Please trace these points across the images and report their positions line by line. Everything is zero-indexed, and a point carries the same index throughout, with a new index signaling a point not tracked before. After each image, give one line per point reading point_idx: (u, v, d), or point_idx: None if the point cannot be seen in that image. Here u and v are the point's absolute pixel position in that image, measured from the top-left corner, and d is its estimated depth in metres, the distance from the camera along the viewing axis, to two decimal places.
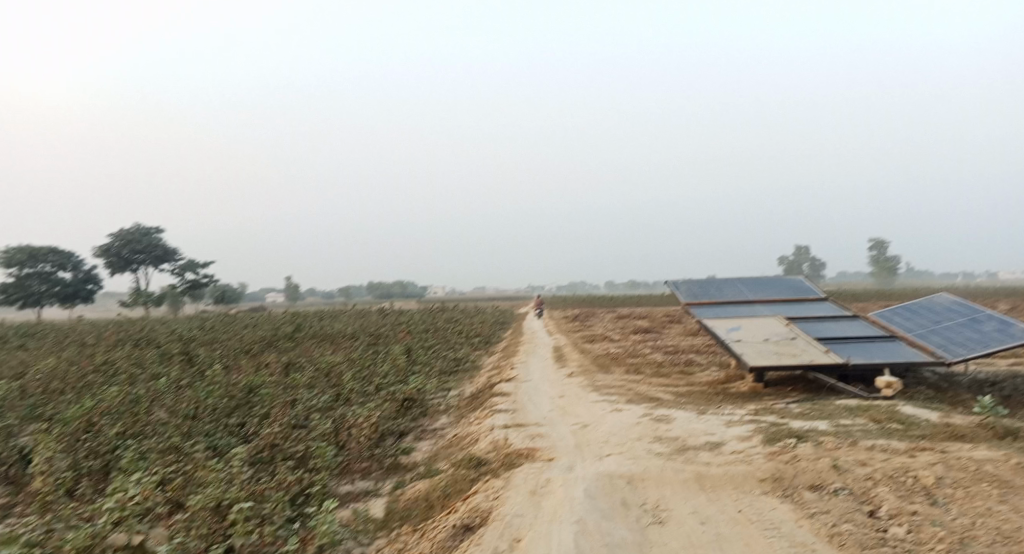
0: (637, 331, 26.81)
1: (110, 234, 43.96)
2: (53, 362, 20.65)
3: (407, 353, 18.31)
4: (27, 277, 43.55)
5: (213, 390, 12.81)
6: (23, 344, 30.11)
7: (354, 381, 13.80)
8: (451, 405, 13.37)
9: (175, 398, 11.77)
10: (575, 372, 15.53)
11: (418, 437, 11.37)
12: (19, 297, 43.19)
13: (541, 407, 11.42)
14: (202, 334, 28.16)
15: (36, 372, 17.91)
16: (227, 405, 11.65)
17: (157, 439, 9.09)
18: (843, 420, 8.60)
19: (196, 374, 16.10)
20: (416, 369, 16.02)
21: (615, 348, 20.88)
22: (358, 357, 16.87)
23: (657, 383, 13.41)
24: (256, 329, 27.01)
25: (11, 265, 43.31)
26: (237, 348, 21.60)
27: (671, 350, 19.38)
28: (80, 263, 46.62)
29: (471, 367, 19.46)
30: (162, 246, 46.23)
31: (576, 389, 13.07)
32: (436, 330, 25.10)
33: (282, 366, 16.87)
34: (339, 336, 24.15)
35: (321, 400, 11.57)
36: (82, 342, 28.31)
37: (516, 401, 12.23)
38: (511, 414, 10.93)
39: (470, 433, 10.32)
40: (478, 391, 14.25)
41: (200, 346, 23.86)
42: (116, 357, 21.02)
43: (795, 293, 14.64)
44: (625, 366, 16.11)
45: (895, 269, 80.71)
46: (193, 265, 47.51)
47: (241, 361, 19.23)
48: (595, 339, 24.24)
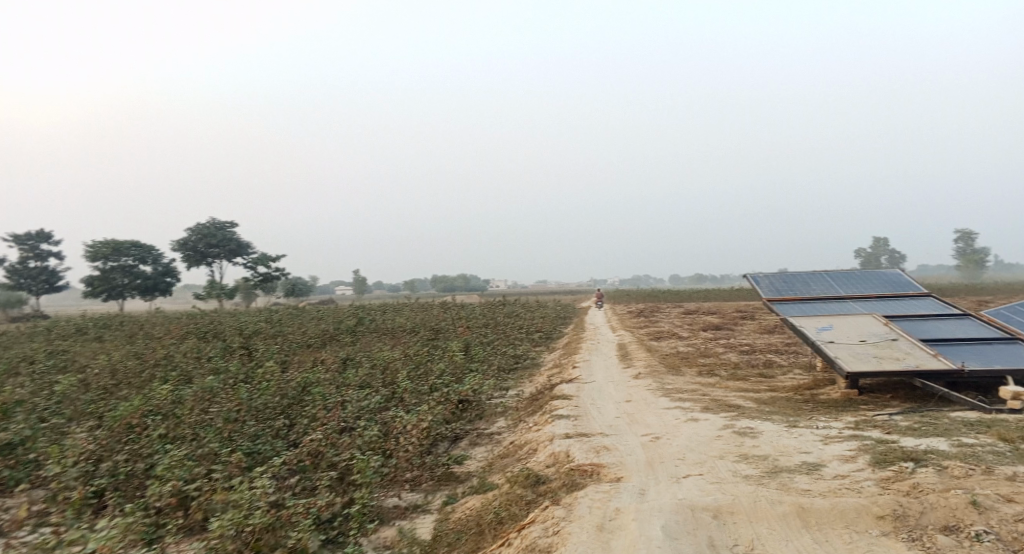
0: (708, 328, 25.39)
1: (186, 229, 45.03)
2: (121, 355, 20.78)
3: (466, 350, 17.57)
4: (111, 269, 45.02)
5: (265, 387, 12.33)
6: (100, 335, 30.80)
7: (410, 380, 13.11)
8: (509, 407, 12.49)
9: (224, 395, 11.32)
10: (643, 373, 14.46)
11: (474, 442, 10.56)
12: (103, 290, 44.72)
13: (606, 413, 10.45)
14: (267, 328, 28.15)
15: (100, 366, 17.91)
16: (276, 405, 11.10)
17: (196, 445, 8.62)
18: (965, 438, 7.35)
19: (253, 369, 15.75)
20: (474, 367, 15.22)
21: (684, 346, 19.64)
22: (414, 353, 16.21)
23: (735, 387, 12.25)
24: (319, 323, 26.81)
25: (96, 259, 44.83)
26: (298, 343, 21.30)
27: (747, 350, 18.04)
28: (159, 258, 47.91)
29: (532, 364, 18.54)
30: (236, 240, 47.02)
31: (644, 393, 12.02)
32: (497, 325, 24.31)
33: (338, 362, 16.36)
34: (400, 330, 23.64)
35: (371, 402, 10.92)
36: (154, 334, 28.72)
37: (579, 405, 11.28)
38: (574, 420, 10.01)
39: (529, 441, 9.41)
40: (538, 392, 13.33)
41: (262, 340, 23.73)
42: (180, 351, 20.99)
43: (892, 288, 13.17)
44: (697, 367, 14.96)
45: (984, 263, 75.99)
46: (264, 259, 48.20)
47: (299, 357, 18.87)
48: (663, 336, 23.03)
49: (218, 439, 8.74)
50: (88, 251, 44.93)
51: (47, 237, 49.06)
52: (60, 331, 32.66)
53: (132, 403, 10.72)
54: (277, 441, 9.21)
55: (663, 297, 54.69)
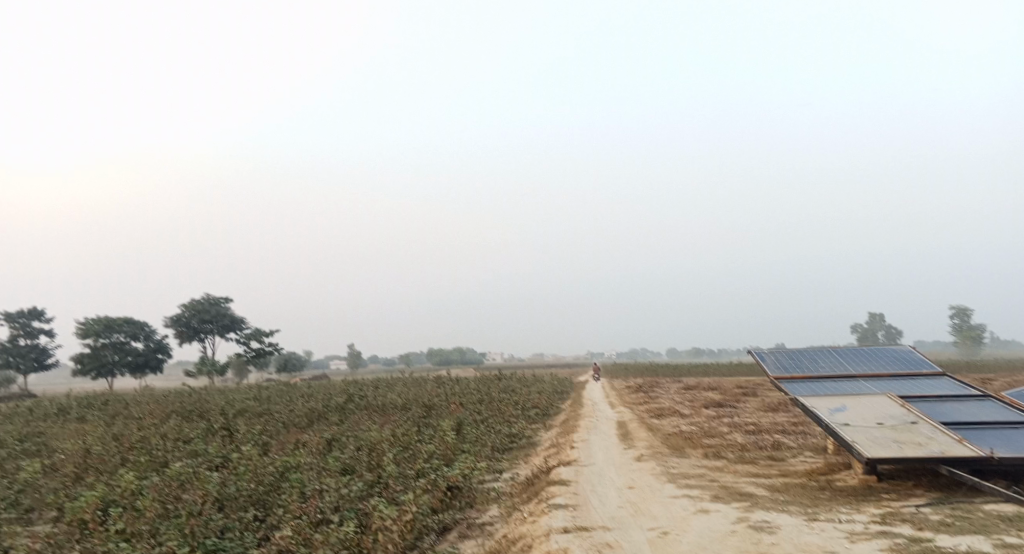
0: (710, 404, 24.54)
1: (180, 304, 44.41)
2: (98, 437, 19.83)
3: (459, 430, 16.72)
4: (101, 346, 44.11)
5: (241, 473, 11.50)
6: (83, 415, 29.75)
7: (397, 463, 12.29)
8: (503, 492, 11.65)
9: (195, 483, 10.49)
10: (645, 455, 13.66)
11: (463, 533, 9.69)
12: (93, 367, 43.69)
13: (608, 502, 9.65)
14: (255, 406, 27.18)
15: (72, 450, 16.97)
16: (250, 493, 10.27)
17: (154, 543, 7.80)
18: (1006, 536, 6.63)
19: (233, 452, 14.88)
20: (466, 448, 14.38)
21: (686, 424, 18.80)
22: (403, 433, 15.37)
23: (744, 472, 11.46)
24: (310, 400, 25.91)
25: (86, 336, 43.98)
26: (285, 422, 20.39)
27: (753, 429, 17.21)
28: (151, 334, 47.01)
29: (528, 444, 17.65)
30: (230, 315, 46.31)
31: (648, 478, 11.22)
32: (492, 402, 23.44)
33: (324, 443, 15.50)
34: (392, 408, 22.78)
35: (352, 490, 10.09)
36: (139, 413, 27.72)
37: (579, 492, 10.47)
38: (573, 511, 9.22)
39: (523, 535, 8.58)
40: (535, 475, 12.50)
41: (247, 419, 22.78)
42: (161, 431, 20.05)
43: (904, 365, 12.56)
44: (702, 448, 14.17)
45: (981, 337, 75.59)
46: (258, 334, 47.40)
47: (285, 437, 17.98)
48: (664, 413, 22.21)
49: (178, 535, 7.91)
50: (80, 327, 44.14)
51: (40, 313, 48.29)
52: (42, 410, 31.58)
53: (93, 494, 9.88)
54: (246, 536, 8.37)
55: (661, 371, 53.75)
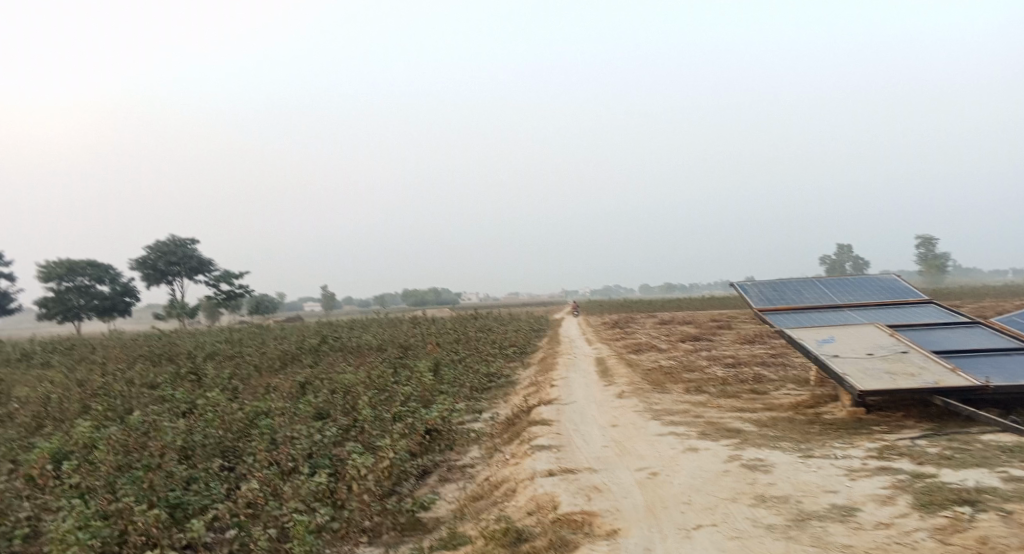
0: (687, 339, 24.38)
1: (146, 247, 43.10)
2: (61, 383, 19.15)
3: (434, 370, 16.29)
4: (66, 291, 42.90)
5: (209, 420, 10.93)
6: (48, 361, 28.93)
7: (374, 406, 11.82)
8: (483, 433, 11.27)
9: (159, 432, 9.92)
10: (627, 391, 13.37)
11: (444, 477, 9.28)
12: (59, 311, 42.59)
13: (592, 442, 9.30)
14: (226, 348, 26.54)
15: (32, 398, 16.28)
16: (217, 443, 9.75)
17: (109, 499, 7.21)
18: (1011, 468, 6.37)
19: (201, 397, 14.31)
20: (443, 388, 13.97)
21: (665, 359, 18.55)
22: (376, 374, 14.87)
23: (729, 407, 11.18)
24: (282, 342, 25.36)
25: (49, 281, 42.67)
26: (257, 364, 19.85)
27: (733, 362, 16.99)
28: (118, 277, 45.67)
29: (506, 382, 17.34)
30: (198, 257, 45.09)
31: (631, 416, 10.90)
32: (467, 340, 23.04)
33: (296, 387, 14.99)
34: (366, 348, 22.30)
35: (326, 436, 9.60)
36: (107, 358, 26.96)
37: (561, 432, 10.10)
38: (556, 452, 8.84)
39: (506, 479, 8.20)
40: (514, 415, 12.13)
41: (216, 363, 22.15)
42: (127, 377, 19.39)
43: (891, 294, 12.26)
44: (683, 383, 13.91)
45: (947, 267, 76.99)
46: (228, 276, 46.43)
47: (256, 380, 17.43)
48: (642, 348, 22.03)
49: (137, 491, 7.34)
50: (42, 271, 42.72)
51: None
52: (7, 355, 30.70)
53: (47, 447, 9.26)
54: (212, 489, 7.85)
55: (635, 307, 53.82)
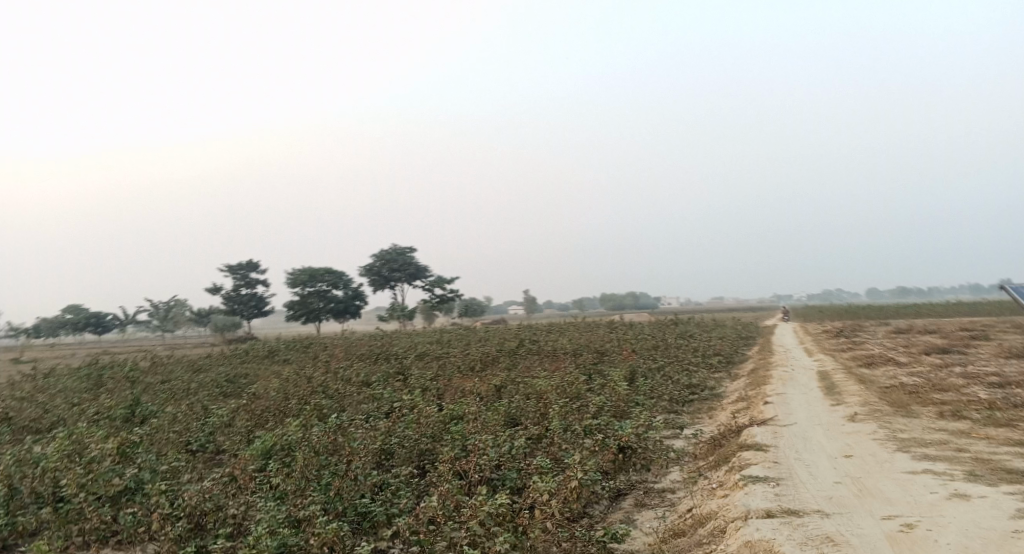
0: (932, 351, 20.96)
1: (371, 255, 46.41)
2: (291, 379, 20.67)
3: (633, 379, 15.26)
4: (308, 294, 47.48)
5: (406, 423, 10.79)
6: (286, 358, 31.94)
7: (566, 415, 11.07)
8: (685, 454, 10.07)
9: (355, 434, 9.83)
10: (860, 413, 11.43)
11: (640, 502, 8.29)
12: (302, 313, 47.31)
13: (819, 477, 7.80)
14: (434, 349, 27.44)
15: (262, 392, 17.64)
16: (410, 448, 9.43)
17: (296, 500, 6.95)
18: None
19: (401, 397, 14.50)
20: (641, 400, 12.91)
21: (906, 375, 15.94)
22: (573, 381, 14.14)
23: (1002, 439, 8.98)
24: (486, 344, 25.68)
25: (294, 285, 47.48)
26: (459, 366, 20.08)
27: (998, 381, 14.07)
28: (348, 282, 49.71)
29: (712, 396, 15.84)
30: (417, 264, 47.67)
31: (869, 444, 9.15)
32: (669, 348, 21.66)
33: (492, 391, 14.71)
34: (565, 353, 21.76)
35: (514, 447, 9.01)
36: (332, 356, 29.08)
37: (780, 461, 8.67)
38: (775, 487, 7.48)
39: (713, 515, 7.00)
40: (721, 435, 10.78)
41: (422, 363, 22.83)
42: (342, 375, 20.50)
43: None
44: (934, 406, 11.65)
45: None
46: (443, 280, 48.66)
47: (455, 383, 17.51)
48: (874, 361, 19.26)
49: (324, 498, 6.99)
50: (288, 277, 47.66)
51: (255, 266, 52.88)
52: (254, 352, 34.37)
53: (260, 443, 9.45)
54: (399, 497, 7.42)
55: (863, 314, 48.31)
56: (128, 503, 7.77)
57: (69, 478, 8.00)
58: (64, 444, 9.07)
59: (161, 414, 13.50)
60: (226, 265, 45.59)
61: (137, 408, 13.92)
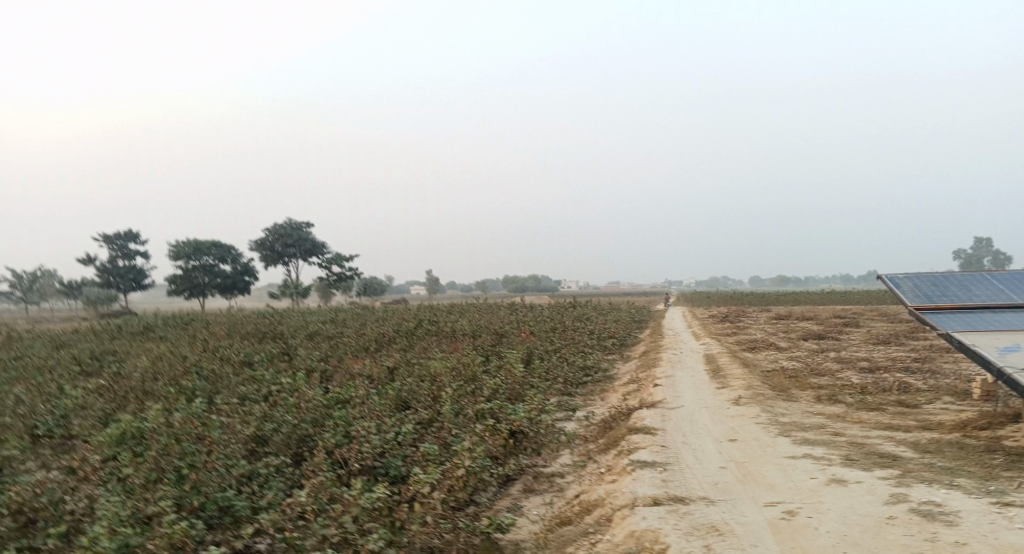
0: (809, 337, 21.96)
1: (263, 229, 44.27)
2: (165, 358, 19.26)
3: (528, 361, 15.07)
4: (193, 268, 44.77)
5: (286, 407, 10.08)
6: (164, 334, 29.97)
7: (458, 398, 10.68)
8: (575, 437, 9.91)
9: (226, 419, 9.06)
10: (744, 397, 11.67)
11: (529, 488, 8.03)
12: (186, 287, 44.65)
13: (706, 461, 7.78)
14: (326, 328, 26.41)
15: (130, 371, 16.29)
16: (287, 434, 8.77)
17: (145, 495, 6.23)
18: None
19: (284, 378, 13.70)
20: (534, 383, 12.70)
21: (787, 359, 16.55)
22: (466, 362, 13.77)
23: (874, 423, 9.33)
24: (381, 323, 24.92)
25: (178, 258, 44.65)
26: (350, 347, 19.31)
27: (869, 366, 14.80)
28: (238, 256, 47.29)
29: (604, 378, 15.90)
30: (312, 240, 45.89)
31: (753, 428, 9.28)
32: (565, 330, 21.68)
33: (382, 372, 14.13)
34: (461, 334, 21.37)
35: (400, 433, 8.55)
36: (216, 333, 27.48)
37: (668, 445, 8.62)
38: (663, 472, 7.38)
39: (600, 503, 6.81)
40: (612, 418, 10.69)
41: (312, 343, 21.86)
42: (224, 354, 19.30)
43: None
44: (812, 390, 12.06)
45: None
46: (339, 258, 47.12)
47: (345, 363, 16.78)
48: (758, 345, 19.97)
49: (179, 492, 6.31)
50: (171, 249, 44.76)
51: (134, 235, 49.42)
52: (129, 327, 32.06)
53: (116, 427, 8.55)
54: (267, 490, 6.82)
55: (748, 301, 50.42)
56: None
57: None
58: None
59: (6, 396, 12.13)
60: (101, 234, 42.30)
61: None
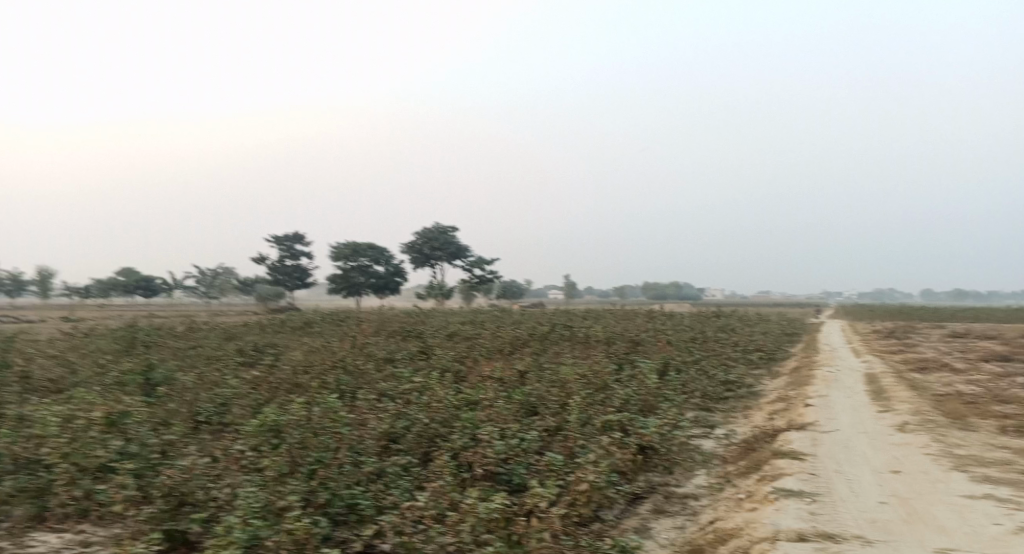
0: (990, 358, 19.56)
1: (413, 232, 46.07)
2: (317, 353, 20.32)
3: (666, 371, 14.43)
4: (350, 269, 47.38)
5: (418, 406, 10.18)
6: (320, 330, 31.80)
7: (588, 407, 10.34)
8: (713, 456, 9.25)
9: (361, 416, 9.26)
10: (911, 423, 10.45)
11: (659, 508, 7.54)
12: (343, 287, 47.28)
13: (863, 495, 6.94)
14: (466, 330, 26.90)
15: (284, 365, 17.28)
16: (418, 433, 8.81)
17: (279, 487, 6.41)
18: None
19: (421, 378, 13.95)
20: (672, 395, 12.09)
21: (962, 383, 14.75)
22: (600, 370, 13.38)
23: None
24: (519, 327, 24.98)
25: (337, 259, 47.44)
26: (487, 349, 19.46)
27: None
28: (390, 258, 49.51)
29: (749, 394, 14.92)
30: (458, 243, 47.14)
31: (920, 460, 8.23)
32: (708, 341, 20.68)
33: (515, 377, 14.04)
34: (599, 340, 20.96)
35: (527, 440, 8.33)
36: (365, 331, 28.76)
37: (817, 473, 7.80)
38: (811, 504, 6.64)
39: (737, 532, 6.22)
40: (755, 438, 9.90)
41: (452, 344, 22.28)
42: (369, 351, 20.09)
43: None
44: (994, 419, 10.60)
45: None
46: (483, 262, 48.14)
47: (480, 366, 16.90)
48: (927, 365, 18.02)
49: (308, 487, 6.43)
50: (332, 251, 47.65)
51: (300, 239, 53.14)
52: (290, 322, 34.35)
53: (261, 416, 8.98)
54: (393, 491, 6.81)
55: (916, 315, 46.03)
56: (110, 476, 7.32)
57: (54, 447, 7.59)
58: (60, 409, 8.70)
59: (175, 383, 13.18)
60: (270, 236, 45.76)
61: (153, 373, 13.63)
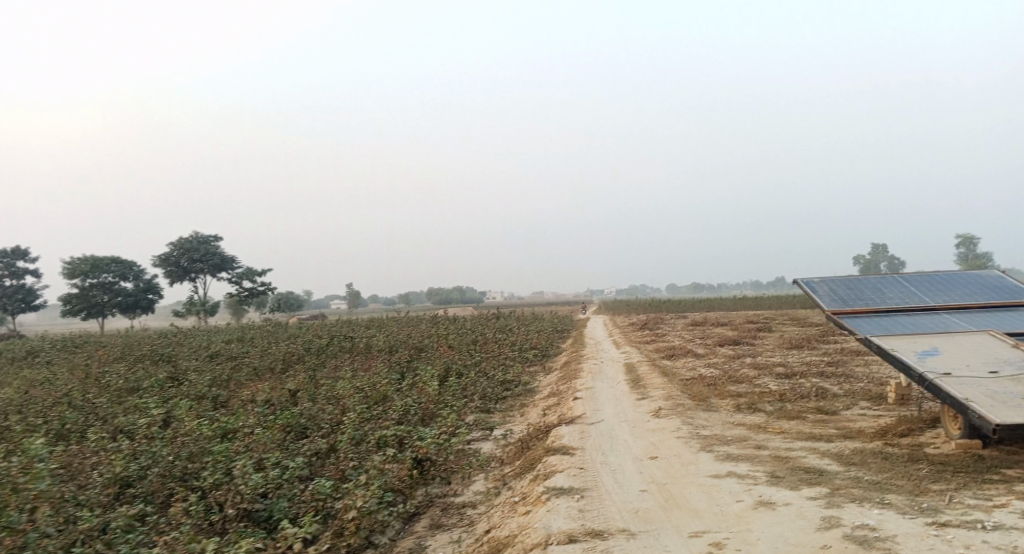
0: (725, 343, 22.00)
1: (166, 243, 41.71)
2: (43, 387, 17.37)
3: (443, 377, 14.24)
4: (90, 287, 41.62)
5: (164, 441, 8.93)
6: (51, 359, 27.49)
7: (363, 423, 9.75)
8: (490, 460, 9.14)
9: (88, 462, 7.89)
10: (665, 408, 11.21)
11: (436, 522, 7.23)
12: (82, 307, 41.23)
13: (626, 485, 7.17)
14: (232, 348, 24.74)
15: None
16: (158, 474, 7.65)
17: None
18: None
19: (174, 407, 12.40)
20: (449, 400, 11.90)
21: (705, 367, 16.33)
22: (375, 382, 12.83)
23: (795, 433, 9.00)
24: (291, 342, 23.48)
25: (73, 277, 41.48)
26: (254, 368, 17.96)
27: (785, 372, 14.71)
28: (140, 274, 44.37)
29: (524, 392, 15.23)
30: (221, 254, 43.52)
31: (674, 443, 8.79)
32: (485, 343, 20.95)
33: (285, 397, 13.00)
34: (376, 350, 20.31)
35: (290, 467, 7.59)
36: (110, 357, 25.34)
37: (586, 467, 7.96)
38: (580, 501, 6.71)
39: (510, 541, 6.08)
40: (529, 437, 9.97)
41: (213, 365, 20.32)
42: (112, 380, 17.59)
43: (993, 297, 10.13)
44: (732, 398, 11.74)
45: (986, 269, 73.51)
46: (251, 273, 44.97)
47: (247, 387, 15.50)
48: (676, 353, 19.78)
49: None
50: (66, 267, 41.61)
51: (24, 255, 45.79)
52: (11, 353, 29.32)
53: None
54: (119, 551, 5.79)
55: (665, 308, 51.00)
56: None
57: None
58: None
59: None
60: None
61: None
